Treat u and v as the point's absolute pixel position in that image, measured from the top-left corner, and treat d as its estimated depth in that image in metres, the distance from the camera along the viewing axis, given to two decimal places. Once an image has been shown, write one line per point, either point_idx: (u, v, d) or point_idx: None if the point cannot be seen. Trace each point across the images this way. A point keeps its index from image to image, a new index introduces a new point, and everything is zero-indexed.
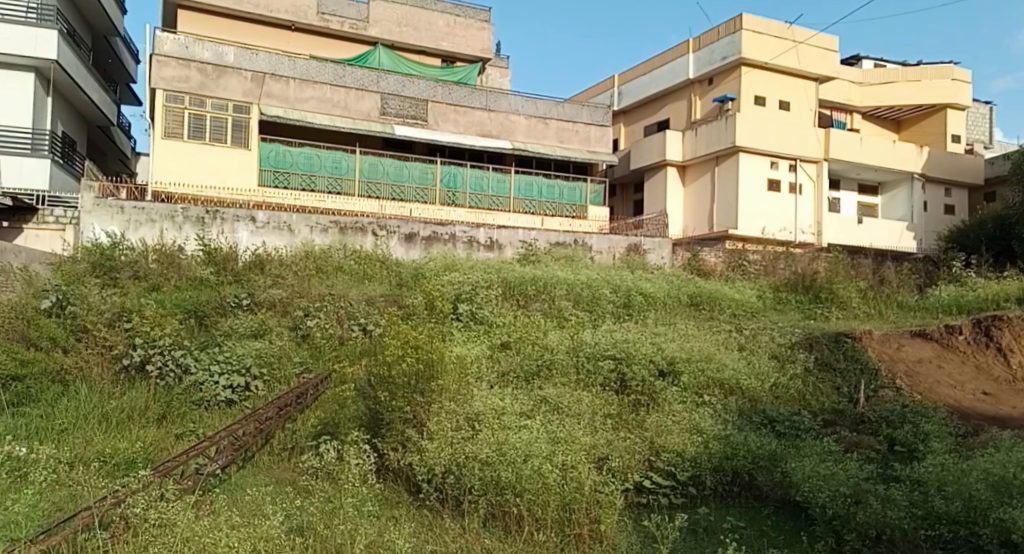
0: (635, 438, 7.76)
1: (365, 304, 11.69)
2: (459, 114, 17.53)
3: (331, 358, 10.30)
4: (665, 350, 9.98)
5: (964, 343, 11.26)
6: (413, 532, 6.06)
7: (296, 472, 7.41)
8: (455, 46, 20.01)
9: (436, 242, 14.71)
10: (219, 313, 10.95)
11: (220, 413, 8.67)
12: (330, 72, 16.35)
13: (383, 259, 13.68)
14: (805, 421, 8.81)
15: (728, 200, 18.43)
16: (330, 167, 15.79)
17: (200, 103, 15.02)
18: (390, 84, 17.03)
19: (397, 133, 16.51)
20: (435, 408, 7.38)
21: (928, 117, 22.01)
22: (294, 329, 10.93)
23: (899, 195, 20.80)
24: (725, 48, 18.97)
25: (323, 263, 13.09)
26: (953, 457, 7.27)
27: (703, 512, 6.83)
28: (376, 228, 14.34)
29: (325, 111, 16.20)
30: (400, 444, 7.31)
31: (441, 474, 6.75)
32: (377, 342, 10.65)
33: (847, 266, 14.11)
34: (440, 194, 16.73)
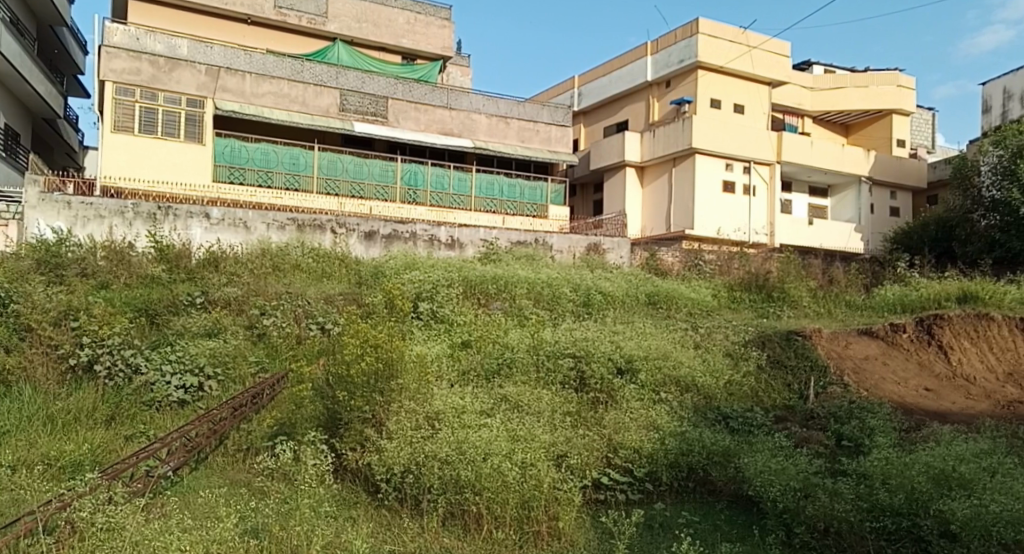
0: (592, 435, 7.19)
1: (324, 303, 10.85)
2: (419, 112, 17.57)
3: (288, 358, 9.44)
4: (622, 348, 9.14)
5: (907, 341, 10.60)
6: (369, 532, 5.68)
7: (251, 474, 6.87)
8: (415, 44, 19.97)
9: (396, 241, 14.53)
10: (172, 312, 10.13)
11: (172, 414, 8.04)
12: (287, 67, 16.22)
13: (342, 257, 13.14)
14: (758, 417, 8.27)
15: (684, 201, 18.91)
16: (287, 163, 15.55)
17: (151, 97, 14.60)
18: (349, 80, 16.97)
19: (356, 130, 16.47)
20: (395, 408, 6.86)
21: (875, 122, 23.02)
22: (249, 329, 10.06)
23: (847, 197, 21.71)
24: (682, 52, 19.50)
25: (279, 261, 12.44)
26: (898, 451, 6.89)
27: (659, 507, 6.47)
28: (335, 226, 14.00)
29: (283, 106, 16.05)
30: (359, 444, 6.78)
31: (400, 474, 6.25)
32: (336, 341, 9.77)
33: (798, 266, 14.62)
34: (401, 191, 16.66)
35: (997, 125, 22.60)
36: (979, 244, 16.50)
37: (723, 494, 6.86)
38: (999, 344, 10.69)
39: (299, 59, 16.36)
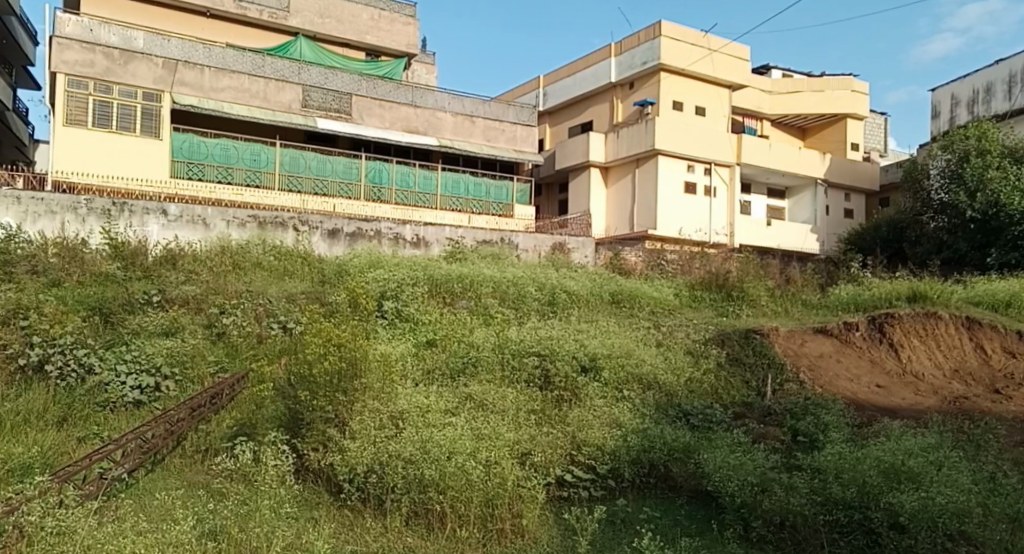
0: (557, 433, 7.28)
1: (286, 301, 10.77)
2: (383, 109, 17.52)
3: (248, 358, 9.34)
4: (586, 347, 9.24)
5: (859, 340, 10.91)
6: (332, 533, 5.67)
7: (210, 476, 6.81)
8: (379, 40, 19.92)
9: (361, 239, 14.47)
10: (127, 310, 9.95)
11: (127, 415, 7.92)
12: (248, 62, 16.02)
13: (305, 255, 13.03)
14: (718, 413, 8.45)
15: (647, 201, 19.12)
16: (248, 159, 15.36)
17: (106, 90, 14.28)
18: (312, 76, 16.81)
19: (319, 126, 16.32)
20: (358, 408, 6.85)
21: (830, 126, 23.57)
22: (207, 328, 9.93)
23: (804, 199, 22.18)
24: (645, 53, 19.73)
25: (239, 258, 12.30)
26: (850, 446, 7.10)
27: (621, 503, 6.57)
28: (298, 224, 13.87)
29: (243, 101, 15.86)
30: (321, 444, 6.75)
31: (363, 474, 6.26)
32: (299, 340, 9.71)
33: (756, 266, 14.91)
34: (365, 189, 16.58)
35: (945, 131, 23.31)
36: (928, 246, 17.04)
37: (684, 489, 6.97)
38: (947, 342, 10.96)
39: (260, 53, 16.16)
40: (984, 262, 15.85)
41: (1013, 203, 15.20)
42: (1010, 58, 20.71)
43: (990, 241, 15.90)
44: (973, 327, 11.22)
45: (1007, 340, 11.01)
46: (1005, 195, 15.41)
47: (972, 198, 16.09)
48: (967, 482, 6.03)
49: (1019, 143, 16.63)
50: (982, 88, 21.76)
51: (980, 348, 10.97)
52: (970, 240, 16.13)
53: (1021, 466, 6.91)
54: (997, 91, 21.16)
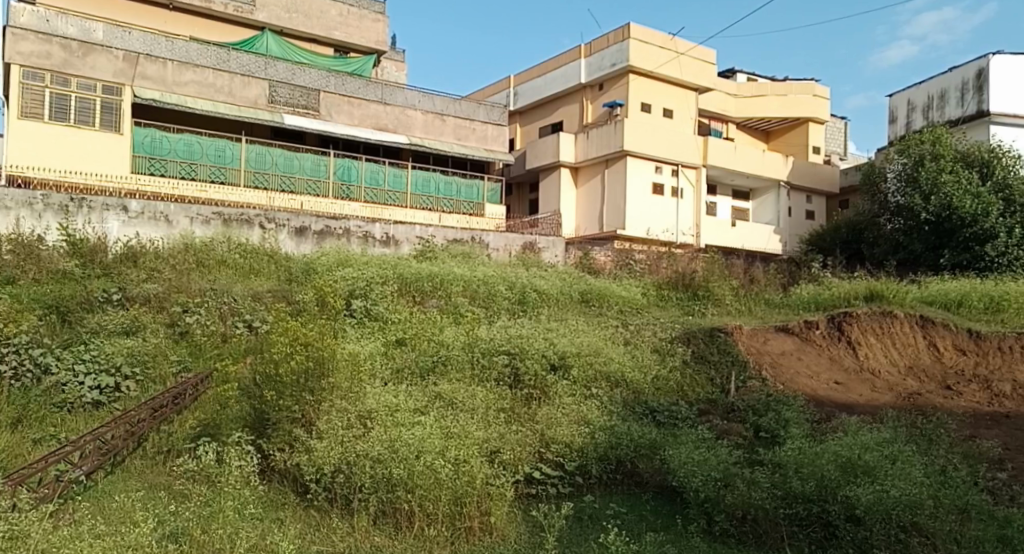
0: (525, 431, 7.37)
1: (251, 299, 10.73)
2: (352, 106, 17.53)
3: (212, 358, 9.29)
4: (555, 346, 9.35)
5: (819, 338, 11.18)
6: (297, 534, 5.71)
7: (171, 477, 6.79)
8: (348, 36, 19.88)
9: (329, 237, 14.45)
10: (85, 309, 9.85)
11: (85, 416, 7.84)
12: (212, 56, 15.91)
13: (271, 253, 12.97)
14: (683, 410, 8.64)
15: (616, 201, 19.32)
16: (212, 155, 15.23)
17: (64, 82, 14.02)
18: (278, 71, 16.75)
19: (286, 122, 16.22)
20: (325, 408, 6.89)
21: (792, 129, 24.06)
22: (170, 327, 9.86)
23: (767, 201, 22.58)
24: (614, 56, 19.94)
25: (203, 256, 12.22)
26: (810, 441, 7.30)
27: (588, 499, 6.71)
28: (264, 221, 13.81)
29: (208, 96, 15.72)
30: (287, 444, 6.77)
31: (330, 474, 6.30)
32: (265, 339, 9.69)
33: (721, 266, 15.16)
34: (334, 186, 16.54)
35: (901, 135, 23.90)
36: (884, 247, 17.52)
37: (649, 485, 7.13)
38: (903, 340, 11.28)
39: (225, 48, 16.03)
40: (937, 262, 16.32)
41: (965, 206, 15.65)
42: (964, 65, 21.27)
43: (943, 242, 16.35)
44: (927, 326, 11.56)
45: (958, 338, 11.36)
46: (957, 198, 15.85)
47: (927, 201, 16.52)
48: (919, 475, 6.24)
49: (972, 147, 17.12)
50: (937, 94, 22.35)
51: (932, 346, 11.31)
52: (924, 241, 16.59)
53: (969, 459, 7.18)
54: (950, 97, 21.72)
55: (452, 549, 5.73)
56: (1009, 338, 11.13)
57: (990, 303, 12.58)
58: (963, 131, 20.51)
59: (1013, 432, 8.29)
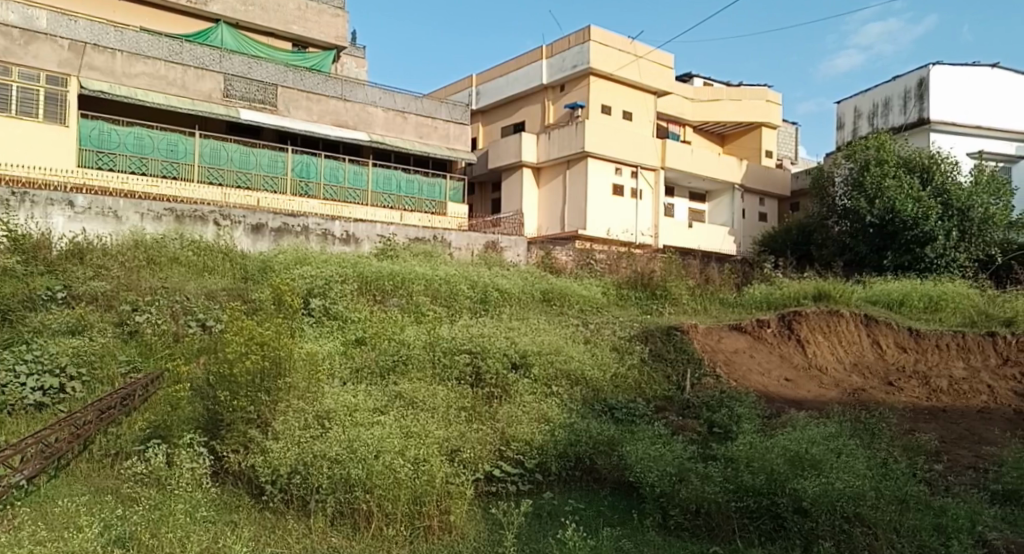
0: (486, 429, 7.49)
1: (205, 298, 10.64)
2: (311, 102, 17.48)
3: (163, 358, 9.19)
4: (517, 344, 9.48)
5: (770, 335, 11.49)
6: (252, 536, 5.74)
7: (119, 480, 6.72)
8: (307, 31, 19.83)
9: (286, 235, 14.38)
10: (28, 307, 9.69)
11: (27, 419, 7.70)
12: (164, 47, 15.72)
13: (225, 250, 12.88)
14: (640, 407, 8.84)
15: (577, 202, 19.53)
16: (164, 149, 15.00)
17: (4, 71, 13.32)
18: (234, 65, 16.64)
19: (242, 117, 16.09)
20: (282, 408, 6.94)
21: (746, 134, 24.64)
22: (119, 326, 9.71)
23: (722, 203, 23.06)
24: (575, 57, 20.16)
25: (154, 253, 12.07)
26: (760, 435, 7.56)
27: (547, 496, 6.83)
28: (219, 218, 13.76)
29: (159, 89, 15.51)
30: (242, 445, 6.79)
31: (286, 475, 6.33)
32: (219, 338, 9.61)
33: (678, 265, 15.44)
34: (292, 183, 16.43)
35: (849, 141, 24.58)
36: (832, 248, 18.02)
37: (607, 481, 7.28)
38: (849, 337, 11.66)
39: (178, 40, 15.88)
40: (881, 264, 16.88)
41: (907, 210, 16.20)
42: (905, 75, 21.98)
43: (886, 245, 16.88)
44: (871, 324, 11.93)
45: (900, 336, 11.78)
46: (900, 202, 16.38)
47: (871, 205, 17.02)
48: (862, 468, 6.49)
49: (914, 153, 17.67)
50: (881, 102, 23.03)
51: (876, 343, 11.71)
52: (869, 243, 17.12)
53: (908, 452, 7.50)
54: (894, 105, 22.40)
55: (410, 549, 5.80)
56: (946, 336, 11.63)
57: (929, 303, 13.08)
58: (904, 137, 21.22)
59: (950, 426, 8.70)
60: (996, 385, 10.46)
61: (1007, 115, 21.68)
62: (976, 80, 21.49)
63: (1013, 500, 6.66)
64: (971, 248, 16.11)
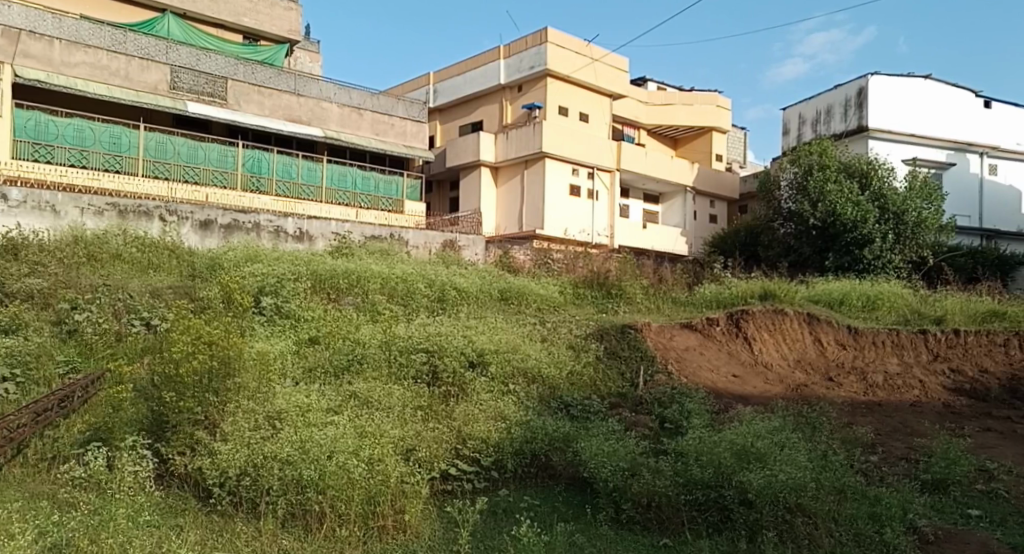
0: (442, 428, 7.62)
1: (150, 296, 10.52)
2: (263, 96, 17.35)
3: (104, 358, 9.10)
4: (474, 343, 9.60)
5: (719, 333, 11.80)
6: (198, 540, 5.74)
7: (56, 484, 6.62)
8: (258, 23, 19.72)
9: (236, 231, 14.30)
10: None
11: None
12: (106, 36, 15.51)
13: (172, 248, 12.76)
14: (595, 404, 9.03)
15: (535, 202, 19.73)
16: (106, 142, 14.71)
17: None
18: (181, 56, 16.48)
19: (189, 110, 15.89)
20: (230, 409, 7.00)
21: (697, 138, 25.21)
22: (56, 325, 9.58)
23: (674, 204, 23.52)
24: (532, 59, 20.37)
25: (95, 249, 11.90)
26: (708, 429, 7.82)
27: (502, 493, 6.98)
28: (164, 214, 13.59)
29: (100, 79, 15.23)
30: (188, 448, 6.80)
31: (235, 477, 6.36)
32: (163, 337, 9.54)
33: (633, 265, 15.73)
34: (242, 178, 16.29)
35: (794, 146, 25.25)
36: (778, 249, 18.52)
37: (562, 477, 7.44)
38: (793, 335, 12.05)
39: (122, 29, 15.70)
40: (823, 265, 17.39)
41: (846, 213, 16.78)
42: (846, 83, 22.72)
43: (828, 246, 17.43)
44: (813, 322, 12.32)
45: (839, 333, 12.21)
46: (840, 205, 16.96)
47: (815, 208, 17.57)
48: (803, 460, 6.77)
49: (854, 160, 18.34)
50: (824, 108, 23.69)
51: (817, 341, 12.11)
52: (812, 244, 17.65)
53: (846, 444, 7.86)
54: (835, 112, 23.12)
55: (364, 549, 5.88)
56: (882, 334, 12.11)
57: (867, 303, 13.59)
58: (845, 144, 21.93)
59: (885, 419, 9.11)
60: (927, 379, 10.99)
61: (940, 123, 22.60)
62: (912, 89, 22.34)
63: (941, 489, 7.06)
64: (906, 250, 16.75)
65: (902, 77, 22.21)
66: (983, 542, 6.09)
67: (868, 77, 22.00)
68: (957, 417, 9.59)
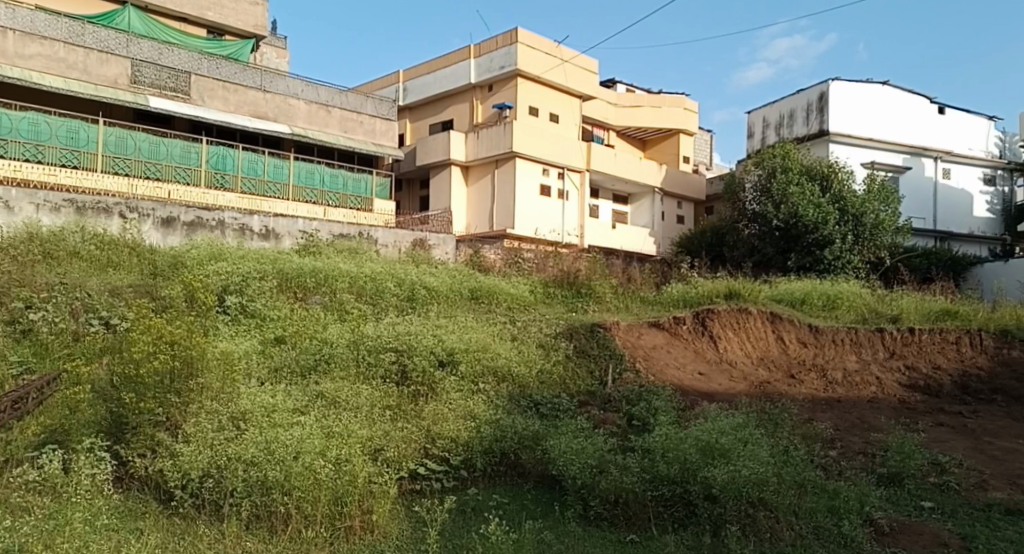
0: (411, 428, 7.69)
1: (109, 295, 10.41)
2: (228, 91, 17.20)
3: (61, 358, 9.01)
4: (443, 342, 9.66)
5: (686, 332, 11.99)
6: (158, 543, 5.73)
7: (8, 487, 6.35)
8: (223, 18, 19.58)
9: (200, 229, 14.21)
10: None
11: None
12: (64, 28, 15.23)
13: (132, 246, 12.63)
14: (564, 402, 9.15)
15: (505, 201, 19.82)
16: (64, 136, 14.43)
17: None
18: (143, 49, 16.25)
19: (151, 105, 15.74)
20: (194, 410, 7.01)
21: (664, 140, 25.52)
22: (10, 325, 9.48)
23: (643, 205, 23.78)
24: (503, 58, 20.48)
25: (52, 247, 11.73)
26: (673, 426, 7.98)
27: (471, 492, 7.05)
28: (124, 210, 13.42)
29: (57, 72, 15.01)
30: (149, 449, 6.78)
31: (198, 479, 6.37)
32: (122, 337, 9.46)
33: (602, 265, 15.87)
34: (207, 175, 16.17)
35: (758, 149, 25.68)
36: (743, 249, 18.79)
37: (531, 475, 7.54)
38: (756, 333, 12.29)
39: (80, 21, 15.42)
40: (786, 265, 17.72)
41: (808, 215, 17.12)
42: (808, 88, 23.16)
43: (790, 247, 17.76)
44: (776, 321, 12.57)
45: (801, 332, 12.47)
46: (802, 207, 17.31)
47: (778, 209, 17.91)
48: (766, 455, 6.93)
49: (815, 163, 18.76)
50: (787, 113, 24.13)
51: (780, 339, 12.36)
52: (775, 245, 17.97)
53: (807, 440, 8.08)
54: (798, 116, 23.56)
55: (331, 549, 5.91)
56: (841, 332, 12.40)
57: (827, 302, 13.90)
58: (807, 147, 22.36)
59: (844, 415, 9.36)
60: (883, 376, 11.34)
61: (897, 128, 23.14)
62: (871, 95, 22.85)
63: (896, 482, 7.29)
64: (864, 251, 17.16)
65: (861, 83, 22.71)
66: (935, 533, 6.32)
67: (829, 82, 22.46)
68: (911, 413, 9.89)
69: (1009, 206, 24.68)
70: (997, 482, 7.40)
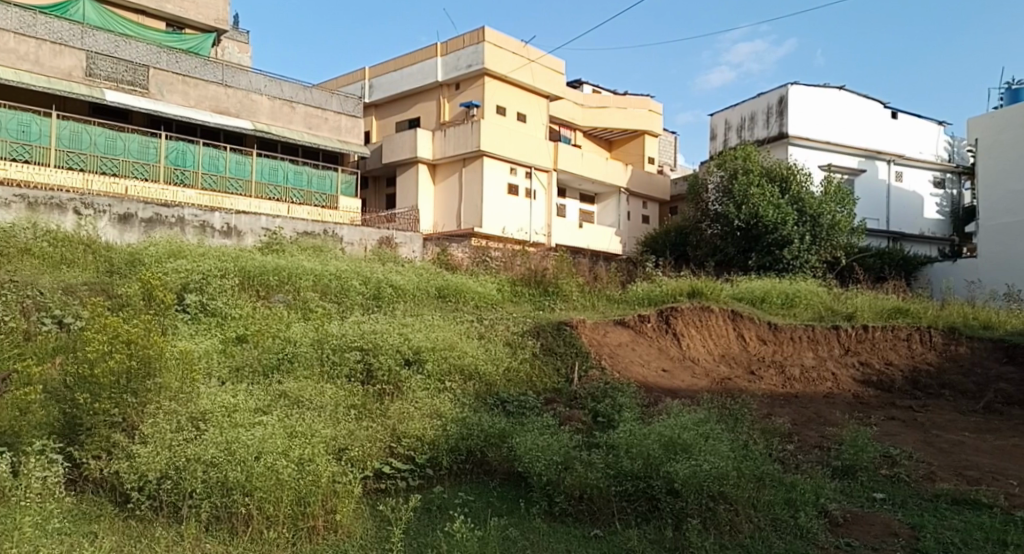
0: (376, 427, 7.72)
1: (62, 293, 10.27)
2: (188, 86, 17.01)
3: (11, 357, 8.69)
4: (410, 340, 9.72)
5: (650, 329, 12.18)
6: (113, 546, 5.73)
7: None
8: (182, 11, 19.38)
9: (158, 225, 14.04)
10: None
11: None
12: (15, 19, 14.86)
13: (87, 243, 12.45)
14: (530, 399, 9.26)
15: (473, 200, 19.88)
16: (14, 130, 14.15)
17: None
18: (99, 42, 15.98)
19: (107, 99, 15.51)
20: (151, 409, 6.99)
21: (629, 141, 25.81)
22: None
23: (608, 205, 24.02)
24: (469, 58, 20.54)
25: (3, 243, 11.49)
26: (638, 422, 8.15)
27: (437, 490, 7.11)
28: (79, 206, 13.23)
29: (8, 63, 14.68)
30: (104, 451, 6.73)
31: (155, 481, 6.35)
32: (76, 335, 9.34)
33: (569, 264, 16.00)
34: (166, 172, 15.96)
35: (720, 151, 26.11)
36: (705, 249, 19.07)
37: (497, 473, 7.63)
38: (718, 331, 12.54)
39: (31, 11, 15.06)
40: (747, 264, 18.07)
41: (768, 215, 17.48)
42: (768, 92, 23.61)
43: (751, 246, 18.10)
44: (737, 319, 12.82)
45: (760, 329, 12.74)
46: (762, 208, 17.65)
47: (739, 210, 18.23)
48: (726, 450, 7.11)
49: (775, 164, 19.15)
50: (748, 115, 24.57)
51: (740, 337, 12.62)
52: (737, 245, 18.28)
53: (765, 434, 8.29)
54: (758, 119, 23.99)
55: (294, 549, 5.93)
56: (799, 329, 12.71)
57: (786, 300, 14.23)
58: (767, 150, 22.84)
59: (801, 410, 9.63)
60: (839, 372, 11.69)
61: (853, 131, 23.69)
62: (828, 99, 23.37)
63: (849, 474, 7.54)
64: (821, 251, 17.59)
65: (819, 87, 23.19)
66: (886, 523, 6.55)
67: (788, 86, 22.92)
68: (865, 407, 10.20)
69: (958, 209, 25.41)
70: (943, 473, 7.69)
